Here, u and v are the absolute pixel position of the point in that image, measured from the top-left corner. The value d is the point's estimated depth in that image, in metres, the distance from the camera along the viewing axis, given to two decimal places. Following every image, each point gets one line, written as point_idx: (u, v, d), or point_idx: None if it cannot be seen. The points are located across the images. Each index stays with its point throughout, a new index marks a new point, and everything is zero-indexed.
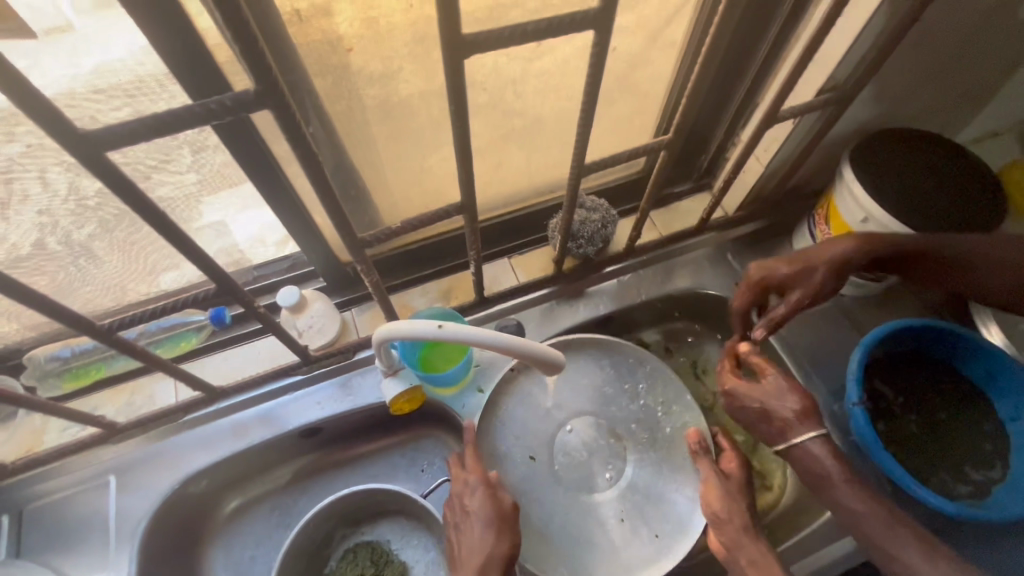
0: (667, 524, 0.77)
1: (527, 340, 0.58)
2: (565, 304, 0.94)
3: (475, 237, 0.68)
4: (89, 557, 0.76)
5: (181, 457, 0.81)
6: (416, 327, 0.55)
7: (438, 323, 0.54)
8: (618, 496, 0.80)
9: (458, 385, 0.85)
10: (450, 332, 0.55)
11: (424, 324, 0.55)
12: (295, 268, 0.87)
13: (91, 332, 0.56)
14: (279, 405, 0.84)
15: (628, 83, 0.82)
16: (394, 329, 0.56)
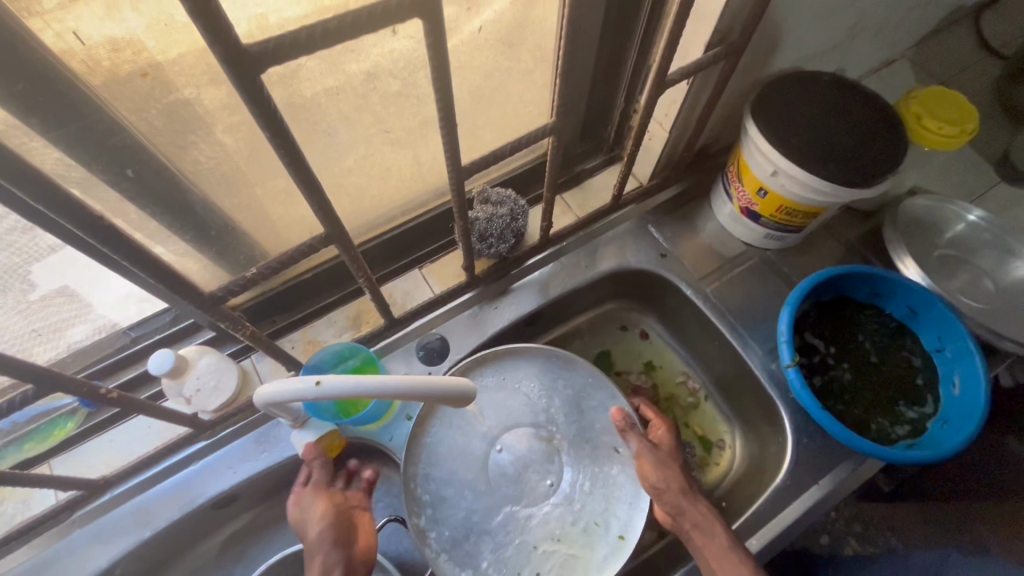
0: (610, 513, 0.75)
1: (429, 378, 0.52)
2: (488, 308, 0.88)
3: (358, 262, 0.60)
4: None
5: (71, 563, 0.70)
6: (291, 386, 0.48)
7: (318, 378, 0.47)
8: (563, 502, 0.76)
9: (385, 416, 0.78)
10: (331, 385, 0.48)
11: (301, 381, 0.48)
12: (166, 328, 0.75)
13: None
14: (183, 478, 0.74)
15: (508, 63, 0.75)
16: (266, 396, 0.49)
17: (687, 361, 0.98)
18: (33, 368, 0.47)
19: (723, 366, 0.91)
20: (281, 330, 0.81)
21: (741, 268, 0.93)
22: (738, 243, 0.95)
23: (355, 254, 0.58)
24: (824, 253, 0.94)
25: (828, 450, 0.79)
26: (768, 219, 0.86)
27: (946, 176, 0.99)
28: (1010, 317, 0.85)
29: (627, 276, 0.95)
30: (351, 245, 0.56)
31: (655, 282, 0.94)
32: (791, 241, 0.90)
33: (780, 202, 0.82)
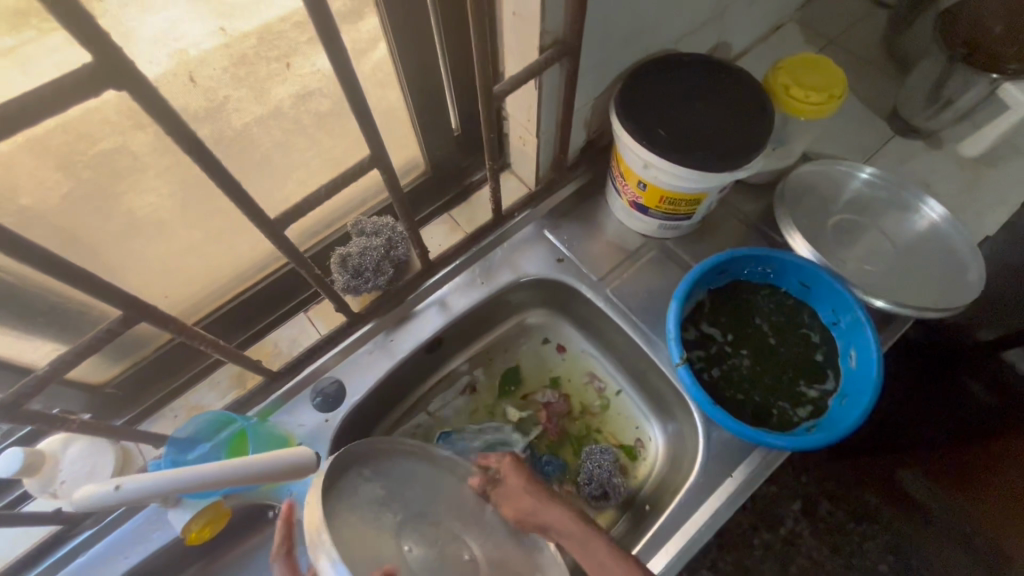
0: None
1: (254, 457, 0.56)
2: (383, 341, 0.84)
3: (189, 334, 0.60)
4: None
5: None
6: (88, 496, 0.49)
7: (117, 482, 0.50)
8: None
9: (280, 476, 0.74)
10: (134, 486, 0.50)
11: (99, 489, 0.49)
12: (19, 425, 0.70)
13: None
14: (69, 575, 0.69)
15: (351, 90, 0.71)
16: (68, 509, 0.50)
17: (603, 358, 0.95)
18: None
19: (638, 363, 0.89)
20: (163, 398, 0.77)
21: (642, 261, 0.91)
22: (638, 237, 0.93)
23: (180, 327, 0.58)
24: (723, 235, 0.92)
25: (738, 440, 0.77)
26: (656, 211, 0.84)
27: (842, 138, 0.97)
28: (892, 288, 0.83)
29: (529, 285, 0.92)
30: (165, 318, 0.56)
31: (559, 288, 0.92)
32: (686, 228, 0.88)
33: (660, 192, 0.79)
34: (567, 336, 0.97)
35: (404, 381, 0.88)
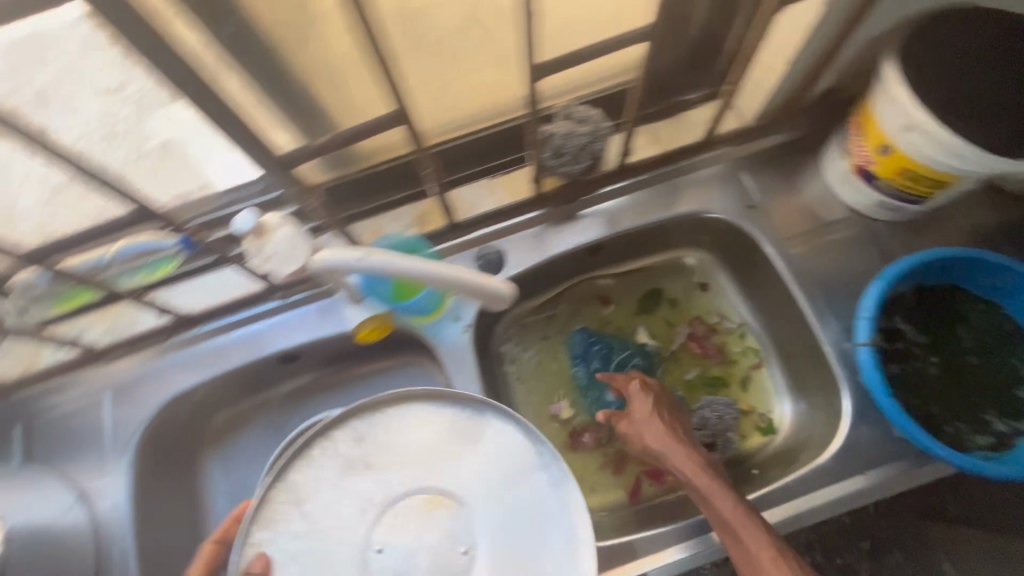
0: None
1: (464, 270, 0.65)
2: (550, 230, 0.87)
3: None
4: (86, 470, 0.79)
5: (162, 377, 0.84)
6: (334, 258, 0.58)
7: (358, 252, 0.58)
8: None
9: (434, 314, 0.82)
10: (376, 258, 0.59)
11: (342, 253, 0.58)
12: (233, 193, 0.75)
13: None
14: (257, 329, 0.84)
15: None
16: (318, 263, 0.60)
17: (750, 319, 0.93)
18: None
19: (792, 335, 0.85)
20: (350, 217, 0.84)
21: (838, 235, 0.83)
22: (843, 208, 0.84)
23: None
24: (942, 235, 0.81)
25: (887, 440, 0.73)
26: (885, 182, 0.75)
27: None
28: None
29: (706, 223, 0.88)
30: None
31: (740, 237, 0.87)
32: (907, 212, 0.78)
33: (905, 162, 0.70)
34: (721, 285, 0.95)
35: (558, 274, 0.92)
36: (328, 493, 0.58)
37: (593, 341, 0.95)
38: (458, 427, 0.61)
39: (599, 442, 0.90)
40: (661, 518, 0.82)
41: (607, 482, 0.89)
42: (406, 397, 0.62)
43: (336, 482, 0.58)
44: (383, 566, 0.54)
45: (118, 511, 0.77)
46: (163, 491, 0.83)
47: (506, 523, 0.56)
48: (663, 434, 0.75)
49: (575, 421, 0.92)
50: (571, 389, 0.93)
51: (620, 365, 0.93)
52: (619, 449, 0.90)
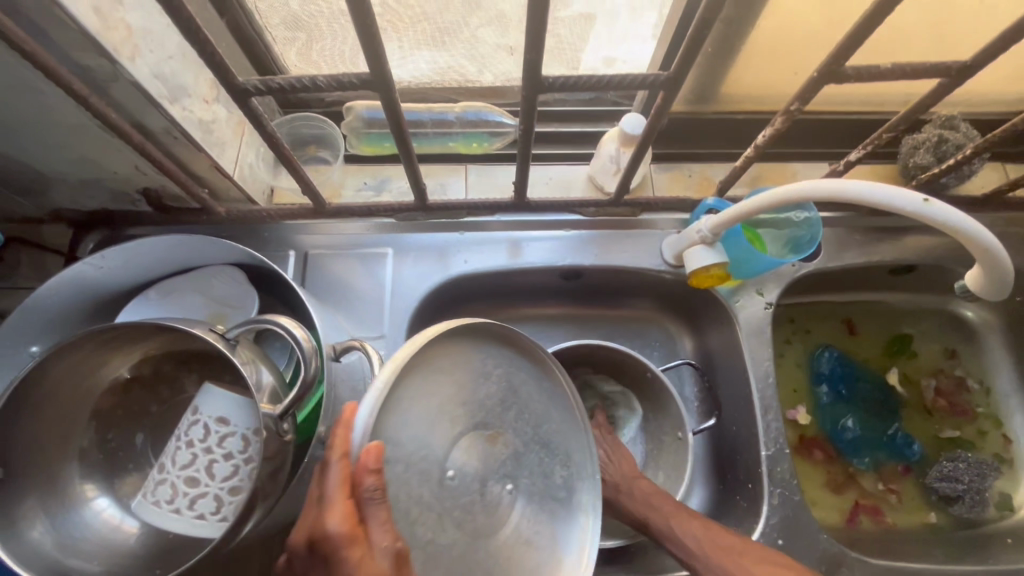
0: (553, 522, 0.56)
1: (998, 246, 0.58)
2: (866, 236, 0.83)
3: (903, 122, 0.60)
4: (356, 319, 0.76)
5: (449, 250, 0.80)
6: (900, 198, 0.54)
7: (928, 197, 0.54)
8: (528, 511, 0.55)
9: (741, 280, 0.78)
10: (930, 209, 0.55)
11: (912, 197, 0.54)
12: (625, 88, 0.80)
13: (225, 84, 0.48)
14: (551, 236, 0.81)
15: None
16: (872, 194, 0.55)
17: (1011, 393, 0.90)
18: (687, 62, 0.51)
19: None
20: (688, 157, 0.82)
21: None
22: None
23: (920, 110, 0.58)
24: None
25: None
26: None
27: None
28: None
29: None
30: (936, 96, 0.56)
31: None
32: None
33: None
34: (993, 350, 0.92)
35: (847, 282, 0.88)
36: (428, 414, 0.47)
37: (841, 361, 0.91)
38: (511, 366, 0.54)
39: (828, 459, 0.88)
40: (897, 552, 0.78)
41: (827, 500, 0.85)
42: (482, 332, 0.52)
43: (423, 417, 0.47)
44: (458, 489, 0.49)
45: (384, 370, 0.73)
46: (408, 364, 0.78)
47: (549, 483, 0.56)
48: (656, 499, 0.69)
49: (808, 429, 0.89)
50: (810, 401, 0.90)
51: (866, 395, 0.90)
52: (846, 474, 0.87)
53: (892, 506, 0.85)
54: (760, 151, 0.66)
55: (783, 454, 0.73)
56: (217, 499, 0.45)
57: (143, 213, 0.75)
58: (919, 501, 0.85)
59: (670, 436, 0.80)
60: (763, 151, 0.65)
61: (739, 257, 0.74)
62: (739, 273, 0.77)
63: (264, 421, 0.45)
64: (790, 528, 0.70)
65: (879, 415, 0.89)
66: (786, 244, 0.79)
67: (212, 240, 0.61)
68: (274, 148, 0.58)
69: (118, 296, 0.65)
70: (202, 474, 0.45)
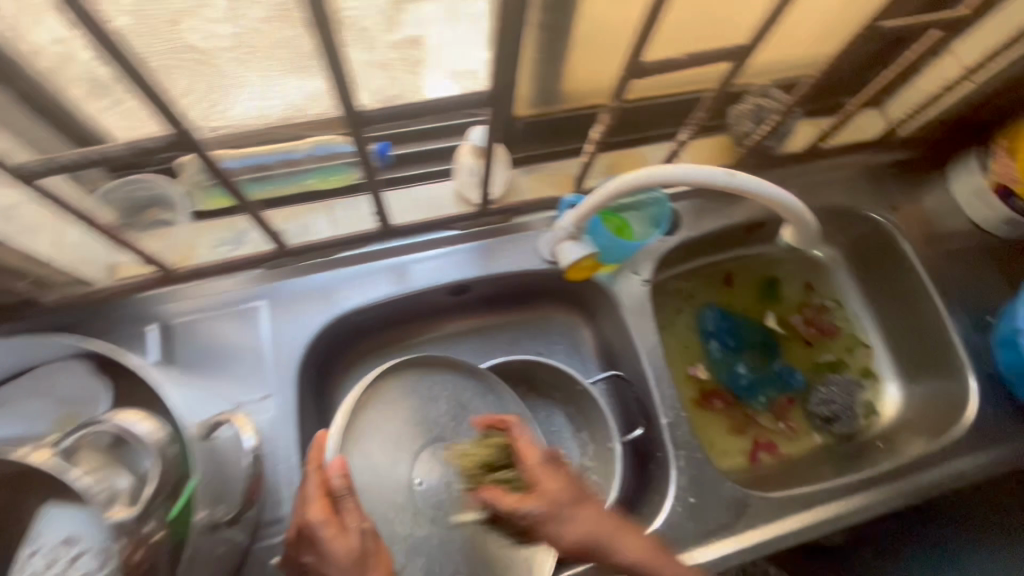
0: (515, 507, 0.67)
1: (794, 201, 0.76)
2: (719, 201, 0.90)
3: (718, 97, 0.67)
4: (240, 383, 0.73)
5: (326, 290, 0.79)
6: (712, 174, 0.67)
7: (733, 172, 0.68)
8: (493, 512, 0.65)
9: (616, 265, 0.82)
10: (738, 180, 0.69)
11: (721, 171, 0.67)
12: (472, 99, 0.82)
13: None
14: (427, 258, 0.81)
15: None
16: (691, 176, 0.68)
17: (863, 314, 1.01)
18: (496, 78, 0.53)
19: (913, 328, 0.95)
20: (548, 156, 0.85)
21: (962, 245, 0.94)
22: (965, 223, 0.95)
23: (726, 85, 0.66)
24: None
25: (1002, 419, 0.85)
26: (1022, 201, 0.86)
27: None
28: None
29: (851, 219, 0.97)
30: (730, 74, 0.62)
31: (880, 236, 0.96)
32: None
33: None
34: (845, 281, 1.03)
35: (712, 246, 0.96)
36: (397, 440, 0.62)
37: (723, 316, 1.00)
38: (464, 395, 0.69)
39: (728, 407, 0.95)
40: (791, 481, 0.86)
41: (732, 448, 0.92)
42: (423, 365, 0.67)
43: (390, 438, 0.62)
44: (426, 494, 0.61)
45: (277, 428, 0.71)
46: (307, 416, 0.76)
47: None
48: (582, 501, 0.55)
49: (707, 385, 0.96)
50: (705, 358, 0.98)
51: (749, 340, 0.99)
52: (745, 416, 0.95)
53: (783, 439, 0.94)
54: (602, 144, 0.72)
55: (682, 417, 0.77)
56: None
57: None
58: (807, 424, 0.95)
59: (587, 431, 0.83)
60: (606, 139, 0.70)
61: (606, 243, 0.78)
62: (612, 259, 0.80)
63: (121, 526, 0.42)
64: (697, 486, 0.74)
65: (763, 356, 0.98)
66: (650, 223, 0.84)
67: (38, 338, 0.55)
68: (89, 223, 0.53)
69: None
70: None
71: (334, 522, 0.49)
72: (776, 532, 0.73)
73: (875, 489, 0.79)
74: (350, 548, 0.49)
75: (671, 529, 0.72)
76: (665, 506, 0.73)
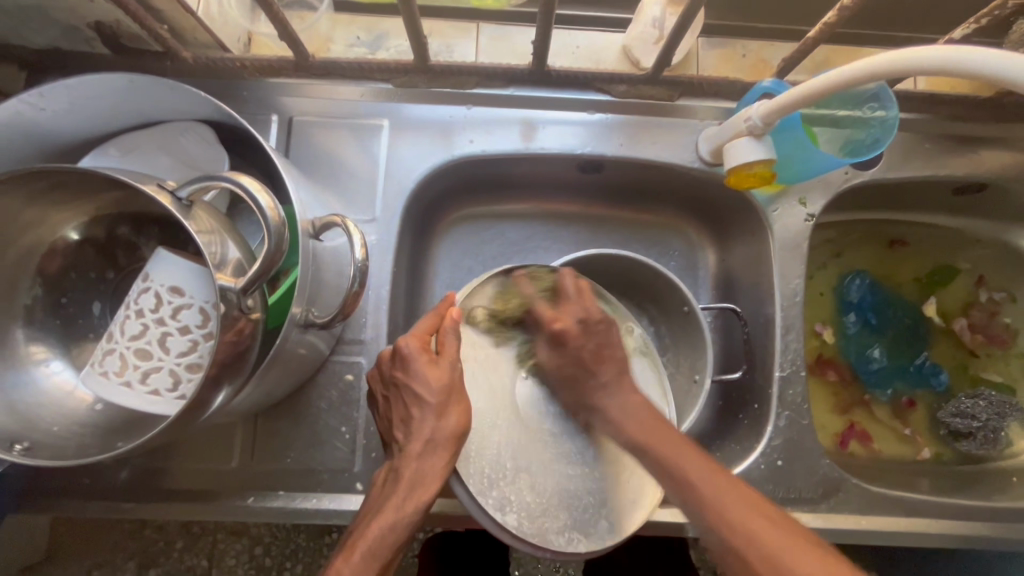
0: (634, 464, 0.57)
1: None
2: (938, 145, 0.71)
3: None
4: (344, 200, 0.67)
5: (446, 124, 0.69)
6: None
7: None
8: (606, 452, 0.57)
9: (784, 185, 0.68)
10: None
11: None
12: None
13: None
14: (567, 117, 0.69)
15: None
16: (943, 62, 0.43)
17: None
18: None
19: None
20: (742, 32, 0.69)
21: None
22: None
23: None
24: None
25: None
26: None
27: None
28: None
29: None
30: None
31: None
32: None
33: None
34: None
35: (900, 201, 0.78)
36: (499, 333, 0.59)
37: (873, 289, 0.83)
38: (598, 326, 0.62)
39: (842, 382, 0.82)
40: (885, 479, 0.75)
41: (831, 425, 0.80)
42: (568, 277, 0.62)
43: (491, 333, 0.58)
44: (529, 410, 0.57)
45: (375, 254, 0.67)
46: (403, 251, 0.71)
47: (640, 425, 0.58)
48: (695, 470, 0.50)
49: (828, 350, 0.83)
50: (836, 324, 0.83)
51: (897, 323, 0.83)
52: (858, 399, 0.82)
53: (889, 437, 0.80)
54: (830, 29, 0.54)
55: (798, 376, 0.68)
56: (174, 375, 0.40)
57: (100, 56, 0.65)
58: (929, 432, 0.81)
59: (682, 369, 0.74)
60: (835, 27, 0.53)
61: (790, 154, 0.63)
62: (783, 176, 0.66)
63: (225, 294, 0.40)
64: (789, 451, 0.67)
65: (905, 343, 0.82)
66: (844, 145, 0.65)
67: (169, 84, 0.51)
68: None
69: (78, 145, 0.56)
70: (156, 348, 0.40)
71: (429, 354, 0.52)
72: (861, 526, 0.65)
73: (992, 521, 0.67)
74: (442, 379, 0.51)
75: (744, 481, 0.66)
76: (744, 459, 0.67)
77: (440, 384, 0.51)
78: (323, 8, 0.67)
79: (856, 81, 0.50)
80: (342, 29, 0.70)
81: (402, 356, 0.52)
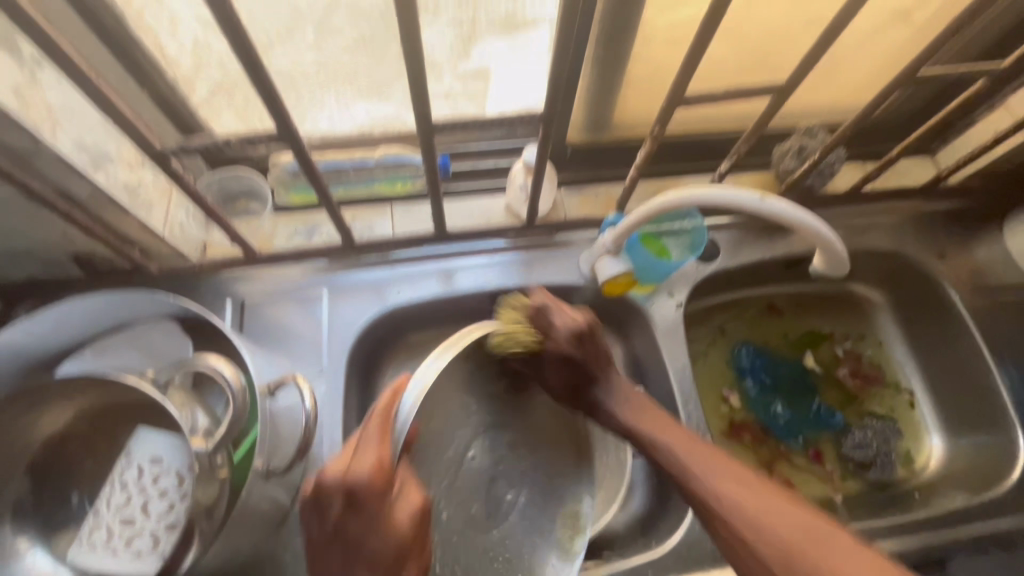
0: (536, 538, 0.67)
1: (820, 231, 0.75)
2: (758, 235, 0.93)
3: (754, 136, 0.71)
4: (295, 360, 0.78)
5: (374, 283, 0.84)
6: (741, 196, 0.69)
7: (763, 196, 0.69)
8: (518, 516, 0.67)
9: (652, 285, 0.86)
10: (765, 206, 0.71)
11: (751, 195, 0.69)
12: None
13: (145, 149, 0.54)
14: (470, 262, 0.86)
15: (905, 20, 0.77)
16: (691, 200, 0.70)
17: (904, 363, 0.99)
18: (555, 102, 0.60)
19: (956, 376, 0.92)
20: (593, 180, 0.92)
21: (1013, 299, 0.91)
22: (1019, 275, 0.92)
23: (764, 125, 0.69)
24: None
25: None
26: None
27: None
28: None
29: (894, 262, 0.96)
30: (775, 110, 0.67)
31: (920, 283, 0.95)
32: None
33: None
34: (887, 326, 1.01)
35: (752, 280, 0.97)
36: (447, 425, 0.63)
37: (758, 354, 0.99)
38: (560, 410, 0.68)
39: (758, 440, 0.93)
40: None
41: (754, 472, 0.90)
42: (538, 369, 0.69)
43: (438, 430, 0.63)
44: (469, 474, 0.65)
45: (325, 402, 0.76)
46: (352, 395, 0.81)
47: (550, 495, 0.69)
48: (737, 477, 0.56)
49: (738, 414, 0.95)
50: (738, 389, 0.97)
51: (784, 378, 0.98)
52: (776, 452, 0.93)
53: (811, 481, 0.91)
54: (642, 172, 0.76)
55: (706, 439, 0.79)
56: (154, 536, 0.48)
57: (74, 278, 0.77)
58: (841, 469, 0.92)
59: None
60: (644, 171, 0.75)
61: (645, 264, 0.82)
62: (647, 279, 0.84)
63: (197, 456, 0.49)
64: None
65: (799, 395, 0.97)
66: (685, 250, 0.87)
67: (141, 292, 0.63)
68: (202, 206, 0.65)
69: (54, 356, 0.65)
70: (141, 512, 0.49)
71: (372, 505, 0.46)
72: None
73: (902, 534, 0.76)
74: (397, 537, 0.47)
75: (684, 546, 0.73)
76: (682, 525, 0.75)
77: (394, 545, 0.46)
78: (265, 213, 0.84)
79: (655, 211, 0.71)
80: (281, 226, 0.86)
81: (356, 488, 0.46)
